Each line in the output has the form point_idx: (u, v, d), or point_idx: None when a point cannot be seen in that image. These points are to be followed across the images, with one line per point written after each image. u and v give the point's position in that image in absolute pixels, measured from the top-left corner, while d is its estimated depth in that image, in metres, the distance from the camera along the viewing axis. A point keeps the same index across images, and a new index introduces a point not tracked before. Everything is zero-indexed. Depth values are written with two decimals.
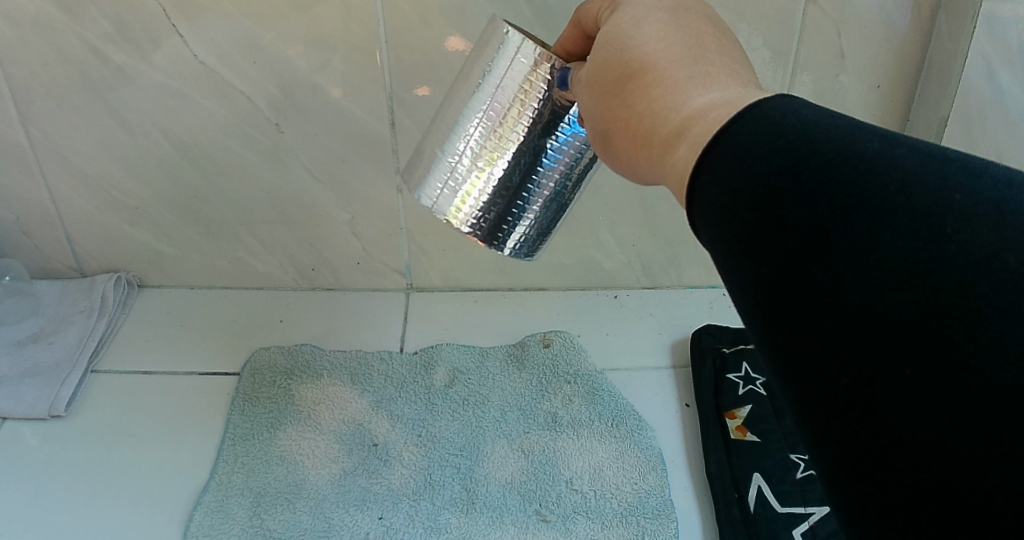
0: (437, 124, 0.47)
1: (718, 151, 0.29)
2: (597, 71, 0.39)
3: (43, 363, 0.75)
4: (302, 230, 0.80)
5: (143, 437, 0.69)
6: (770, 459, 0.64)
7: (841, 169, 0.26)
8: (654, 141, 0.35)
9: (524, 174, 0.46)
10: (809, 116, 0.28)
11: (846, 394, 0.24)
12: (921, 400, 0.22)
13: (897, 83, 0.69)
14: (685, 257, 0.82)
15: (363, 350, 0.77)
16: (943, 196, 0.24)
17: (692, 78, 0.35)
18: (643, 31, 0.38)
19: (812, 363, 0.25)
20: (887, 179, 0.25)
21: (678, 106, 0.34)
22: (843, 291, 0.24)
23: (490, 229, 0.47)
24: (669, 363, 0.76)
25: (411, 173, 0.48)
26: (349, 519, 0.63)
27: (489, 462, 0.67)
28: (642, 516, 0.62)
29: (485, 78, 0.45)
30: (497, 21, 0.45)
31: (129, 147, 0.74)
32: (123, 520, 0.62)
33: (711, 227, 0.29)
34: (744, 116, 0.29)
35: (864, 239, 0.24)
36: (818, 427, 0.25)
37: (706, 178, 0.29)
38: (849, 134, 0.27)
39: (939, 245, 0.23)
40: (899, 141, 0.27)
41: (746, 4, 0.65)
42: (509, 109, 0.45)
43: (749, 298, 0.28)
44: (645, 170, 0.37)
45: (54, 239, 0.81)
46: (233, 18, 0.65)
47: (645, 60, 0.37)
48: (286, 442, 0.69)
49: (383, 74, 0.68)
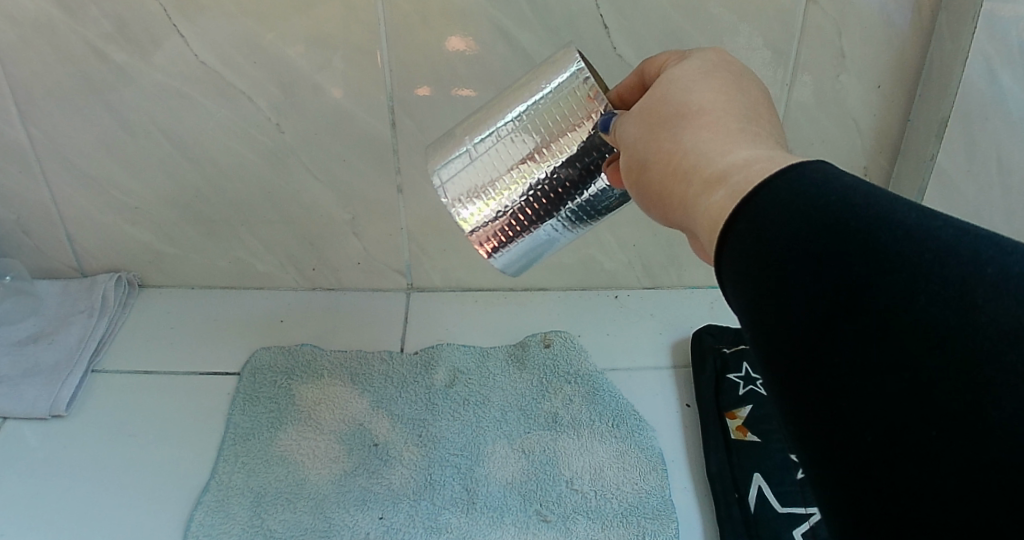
0: (479, 119, 0.46)
1: (755, 202, 0.29)
2: (652, 104, 0.39)
3: (44, 363, 0.75)
4: (302, 231, 0.80)
5: (142, 436, 0.69)
6: (769, 459, 0.64)
7: (878, 233, 0.26)
8: (694, 181, 0.34)
9: (546, 191, 0.45)
10: (849, 181, 0.28)
11: (871, 451, 0.24)
12: (944, 463, 0.22)
13: (898, 85, 0.69)
14: (685, 257, 0.82)
15: (364, 349, 0.77)
16: (975, 269, 0.24)
17: (742, 132, 0.35)
18: (708, 84, 0.38)
19: (832, 416, 0.25)
20: (922, 248, 0.25)
21: (723, 152, 0.34)
22: (872, 351, 0.24)
23: (494, 234, 0.46)
24: (670, 362, 0.76)
25: (435, 153, 0.47)
26: (349, 519, 0.63)
27: (489, 462, 0.67)
28: (642, 517, 0.62)
29: (536, 99, 0.45)
30: (572, 51, 0.45)
31: (129, 148, 0.74)
32: (124, 518, 0.62)
33: (738, 274, 0.29)
34: (788, 173, 0.29)
35: (894, 303, 0.24)
36: (837, 480, 0.25)
37: (743, 225, 0.29)
38: (886, 203, 0.27)
39: (968, 316, 0.23)
40: (934, 214, 0.26)
41: (748, 5, 0.65)
42: (554, 136, 0.44)
43: (769, 351, 0.28)
44: (676, 210, 0.36)
45: (54, 239, 0.81)
46: (232, 17, 0.65)
47: (704, 104, 0.37)
48: (286, 442, 0.69)
49: (384, 74, 0.68)
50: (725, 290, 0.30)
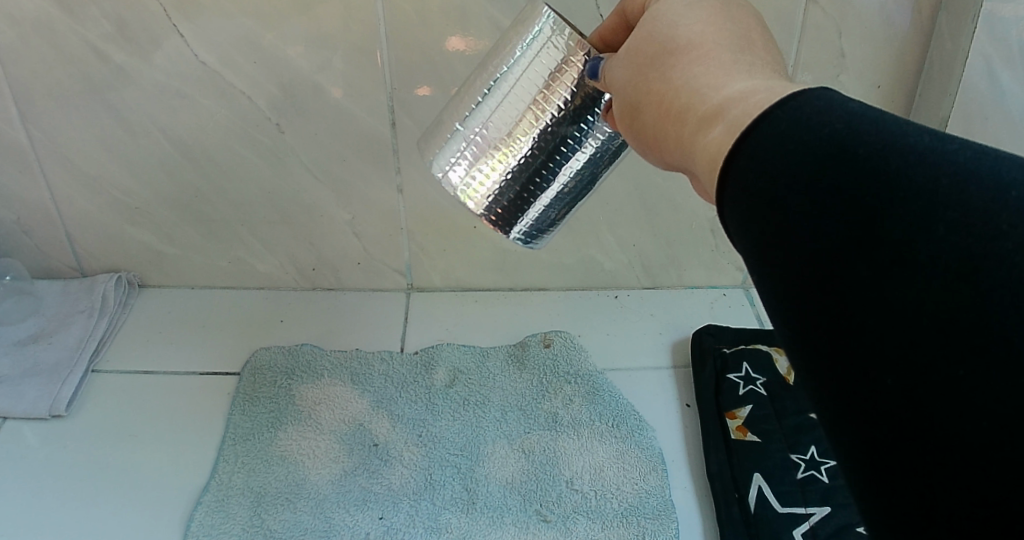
0: (463, 96, 0.46)
1: (755, 135, 0.29)
2: (639, 43, 0.39)
3: (44, 363, 0.75)
4: (302, 231, 0.80)
5: (141, 437, 0.69)
6: (770, 459, 0.64)
7: (889, 160, 0.25)
8: (689, 119, 0.35)
9: (543, 157, 0.45)
10: (856, 107, 0.28)
11: (890, 395, 0.24)
12: (975, 403, 0.22)
13: (897, 83, 0.69)
14: (686, 256, 0.82)
15: (362, 350, 0.77)
16: (997, 194, 0.23)
17: (735, 63, 0.35)
18: (694, 13, 0.38)
19: (850, 362, 0.25)
20: (938, 173, 0.24)
21: (718, 86, 0.34)
22: (887, 289, 0.24)
23: (502, 211, 0.47)
24: (670, 362, 0.76)
25: (429, 143, 0.47)
26: (349, 519, 0.63)
27: (489, 463, 0.67)
28: (642, 516, 0.62)
29: (513, 60, 0.44)
30: (536, 4, 0.44)
31: (129, 147, 0.74)
32: (122, 519, 0.62)
33: (742, 217, 0.29)
34: (789, 101, 0.29)
35: (911, 234, 0.24)
36: (854, 429, 0.25)
37: (742, 161, 0.29)
38: (898, 129, 0.26)
39: (992, 243, 0.22)
40: (949, 137, 0.26)
41: None
42: (539, 94, 0.44)
43: (783, 300, 0.28)
44: (671, 149, 0.37)
45: (54, 239, 0.81)
46: (233, 18, 0.65)
47: (692, 37, 0.37)
48: (286, 442, 0.69)
49: (383, 74, 0.68)
50: (731, 237, 0.31)
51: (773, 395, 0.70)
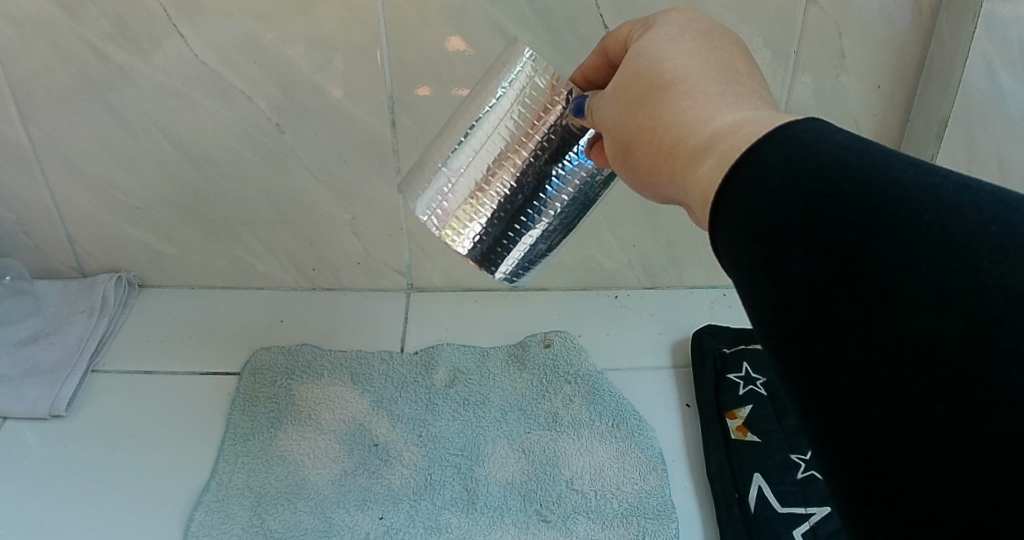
0: (444, 135, 0.45)
1: (744, 171, 0.29)
2: (626, 81, 0.39)
3: (44, 363, 0.75)
4: (302, 231, 0.80)
5: (142, 437, 0.69)
6: (770, 459, 0.64)
7: (873, 196, 0.26)
8: (679, 153, 0.35)
9: (528, 197, 0.45)
10: (842, 141, 0.28)
11: (874, 428, 0.24)
12: (953, 438, 0.22)
13: (897, 84, 0.69)
14: (685, 257, 0.82)
15: (363, 350, 0.77)
16: (978, 228, 0.23)
17: (722, 94, 0.36)
18: (678, 47, 0.39)
19: (836, 392, 0.25)
20: (921, 208, 0.25)
21: (706, 119, 0.34)
22: (871, 322, 0.24)
23: (486, 251, 0.46)
24: (670, 362, 0.77)
25: (409, 185, 0.46)
26: (349, 519, 0.63)
27: (489, 463, 0.67)
28: (642, 517, 0.62)
29: (495, 100, 0.44)
30: (515, 43, 0.44)
31: (129, 147, 0.74)
32: (122, 518, 0.62)
33: (734, 248, 0.29)
34: (775, 136, 0.29)
35: (894, 272, 0.24)
36: (842, 458, 0.25)
37: (733, 197, 0.29)
38: (882, 161, 0.27)
39: (974, 280, 0.23)
40: (932, 169, 0.26)
41: (747, 5, 0.65)
42: (519, 131, 0.44)
43: (773, 328, 0.28)
44: (665, 184, 0.37)
45: (54, 239, 0.81)
46: (233, 17, 0.65)
47: (677, 73, 0.37)
48: (286, 442, 0.69)
49: (383, 73, 0.68)
50: (723, 266, 0.31)
51: (772, 395, 0.70)
